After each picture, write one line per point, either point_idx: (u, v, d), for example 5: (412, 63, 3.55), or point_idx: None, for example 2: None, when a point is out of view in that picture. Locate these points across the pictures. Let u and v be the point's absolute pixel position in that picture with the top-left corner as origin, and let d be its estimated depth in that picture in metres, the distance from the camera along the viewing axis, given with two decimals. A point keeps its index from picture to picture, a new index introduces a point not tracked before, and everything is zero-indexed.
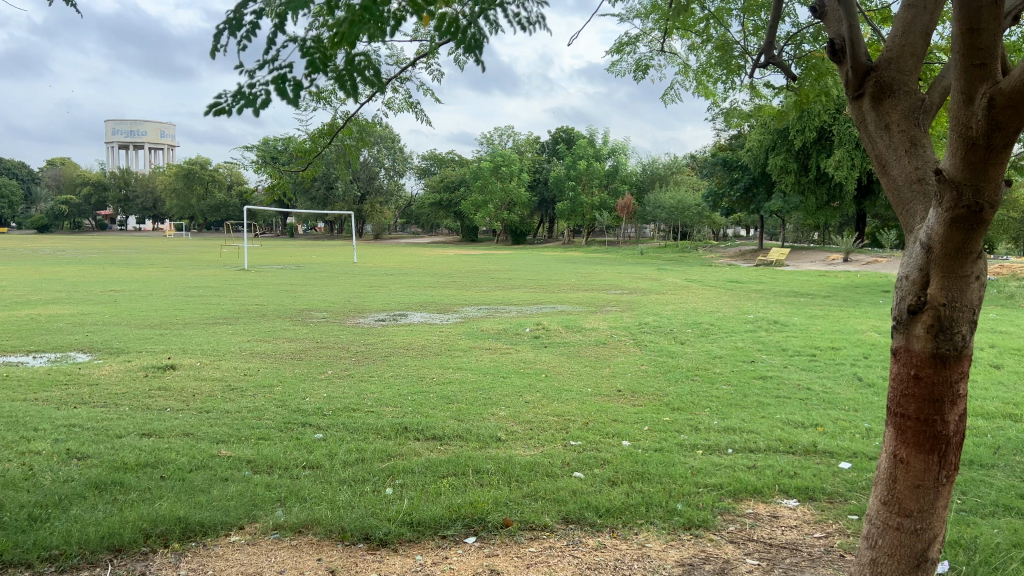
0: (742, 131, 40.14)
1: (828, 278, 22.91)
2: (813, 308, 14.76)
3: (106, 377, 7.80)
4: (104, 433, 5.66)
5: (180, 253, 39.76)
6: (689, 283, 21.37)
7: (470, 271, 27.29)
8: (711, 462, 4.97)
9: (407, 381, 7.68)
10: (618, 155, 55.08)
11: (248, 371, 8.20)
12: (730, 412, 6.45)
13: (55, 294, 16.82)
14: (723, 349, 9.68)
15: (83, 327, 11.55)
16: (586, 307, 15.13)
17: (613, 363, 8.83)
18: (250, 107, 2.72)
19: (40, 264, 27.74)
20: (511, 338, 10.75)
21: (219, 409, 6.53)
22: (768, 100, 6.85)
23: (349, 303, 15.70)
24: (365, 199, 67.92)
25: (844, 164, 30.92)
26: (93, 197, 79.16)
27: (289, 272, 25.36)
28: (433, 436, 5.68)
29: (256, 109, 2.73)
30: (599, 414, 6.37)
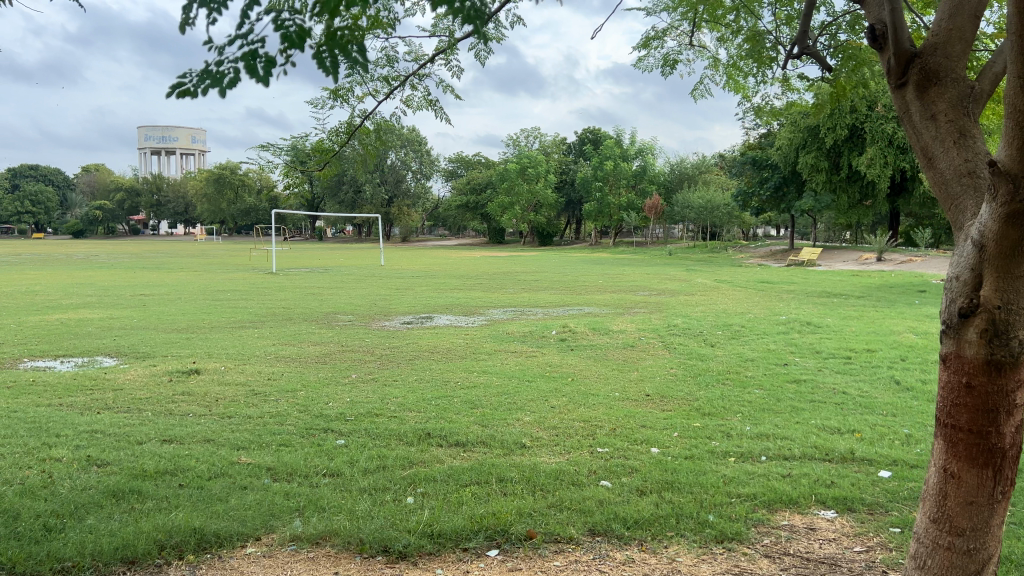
0: (771, 130, 39.61)
1: (862, 278, 22.44)
2: (846, 308, 14.43)
3: (131, 382, 7.78)
4: (125, 439, 5.61)
5: (211, 257, 40.14)
6: (719, 284, 21.07)
7: (497, 273, 27.19)
8: (743, 471, 4.79)
9: (431, 385, 7.57)
10: (646, 155, 54.62)
11: (272, 376, 8.15)
12: (762, 417, 6.25)
13: (86, 299, 17.00)
14: (755, 352, 9.45)
15: (111, 332, 11.60)
16: (613, 309, 14.92)
17: (641, 366, 8.65)
18: (216, 86, 2.73)
19: (73, 269, 28.12)
20: (537, 341, 10.62)
21: (241, 415, 6.46)
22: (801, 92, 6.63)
23: (375, 306, 15.65)
24: (393, 202, 68.09)
25: (877, 162, 30.37)
26: (126, 203, 80.40)
27: (316, 275, 25.46)
28: (457, 442, 5.55)
29: (222, 87, 2.74)
30: (626, 420, 6.20)
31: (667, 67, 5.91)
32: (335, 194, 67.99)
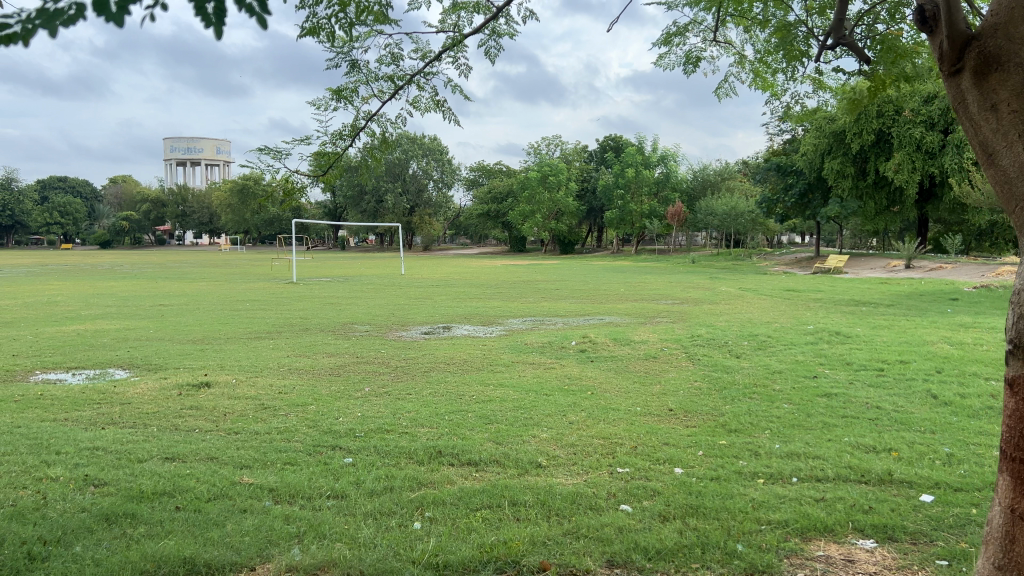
0: (796, 135, 39.09)
1: (891, 286, 21.91)
2: (877, 318, 13.99)
3: (139, 396, 7.61)
4: (126, 457, 5.42)
5: (234, 266, 40.27)
6: (744, 293, 20.66)
7: (518, 282, 26.98)
8: (774, 494, 4.47)
9: (445, 399, 7.32)
10: (668, 162, 54.09)
11: (283, 389, 7.93)
12: (792, 434, 5.93)
13: (106, 309, 16.97)
14: (783, 363, 9.09)
15: (127, 343, 11.47)
16: (636, 318, 14.59)
17: (663, 379, 8.33)
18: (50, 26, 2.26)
19: (98, 280, 28.29)
20: (557, 352, 10.33)
21: (248, 430, 6.24)
22: (832, 92, 6.37)
23: (393, 316, 15.46)
24: (415, 212, 68.06)
25: (905, 167, 30.05)
26: (152, 214, 81.24)
27: (337, 285, 25.38)
28: (469, 460, 5.30)
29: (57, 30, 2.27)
30: (648, 437, 5.90)
31: (690, 64, 5.66)
32: (357, 203, 68.23)
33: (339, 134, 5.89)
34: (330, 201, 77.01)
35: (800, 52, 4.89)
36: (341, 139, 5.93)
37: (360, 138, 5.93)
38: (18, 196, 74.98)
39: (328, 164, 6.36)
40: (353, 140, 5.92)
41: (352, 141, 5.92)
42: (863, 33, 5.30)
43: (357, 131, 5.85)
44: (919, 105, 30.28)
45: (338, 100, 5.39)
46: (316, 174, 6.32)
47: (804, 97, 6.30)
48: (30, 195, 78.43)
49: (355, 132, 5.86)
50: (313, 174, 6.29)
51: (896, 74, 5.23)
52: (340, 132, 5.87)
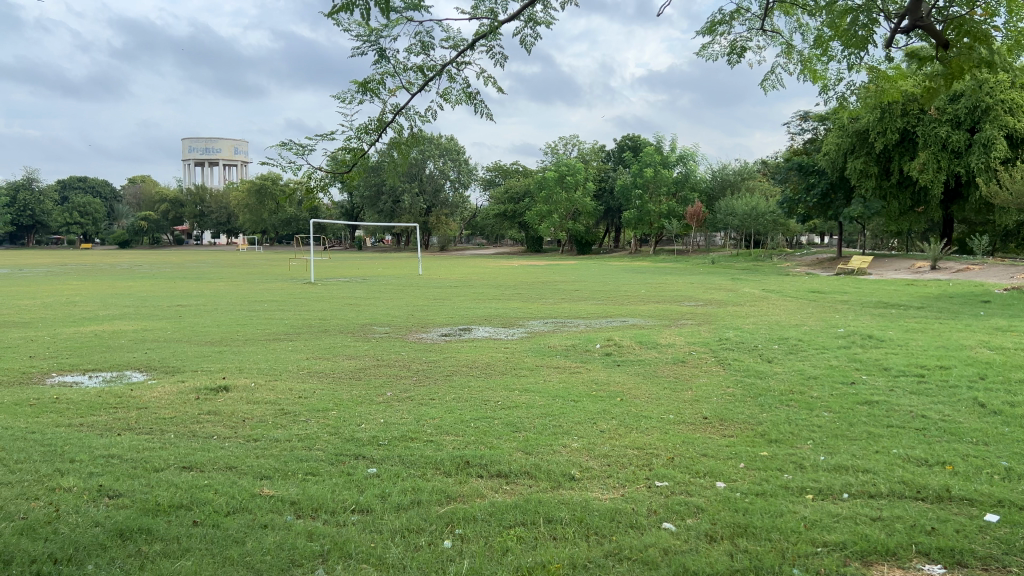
0: (818, 134, 38.56)
1: (917, 288, 21.45)
2: (908, 320, 13.61)
3: (156, 401, 7.42)
4: (142, 466, 5.22)
5: (251, 266, 40.30)
6: (768, 294, 20.28)
7: (536, 282, 26.75)
8: (827, 512, 4.20)
9: (470, 404, 7.07)
10: (687, 162, 53.71)
11: (303, 393, 7.72)
12: (836, 445, 5.64)
13: (124, 309, 16.91)
14: (817, 368, 8.79)
15: (145, 345, 11.35)
16: (659, 321, 14.29)
17: (694, 385, 8.04)
18: None
19: (117, 279, 28.39)
20: (581, 355, 10.06)
21: (267, 438, 6.03)
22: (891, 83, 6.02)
23: (412, 317, 15.24)
24: (431, 212, 67.94)
25: (930, 166, 29.50)
26: (170, 214, 81.76)
27: (353, 285, 25.23)
28: (499, 472, 5.05)
29: None
30: (684, 448, 5.63)
31: (734, 54, 5.35)
32: (374, 203, 68.31)
33: (364, 129, 5.64)
34: (347, 201, 77.15)
35: (862, 38, 4.56)
36: (366, 134, 5.67)
37: (385, 134, 5.70)
38: (40, 197, 75.61)
39: (353, 163, 6.15)
40: (378, 136, 5.69)
41: (377, 138, 5.68)
42: (941, 16, 4.79)
43: (383, 126, 5.62)
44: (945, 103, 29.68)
45: (364, 93, 5.20)
46: (338, 172, 6.09)
47: (857, 89, 5.96)
48: (50, 195, 79.08)
49: (381, 127, 5.62)
50: (337, 171, 6.07)
51: (975, 60, 4.75)
52: (365, 126, 5.62)
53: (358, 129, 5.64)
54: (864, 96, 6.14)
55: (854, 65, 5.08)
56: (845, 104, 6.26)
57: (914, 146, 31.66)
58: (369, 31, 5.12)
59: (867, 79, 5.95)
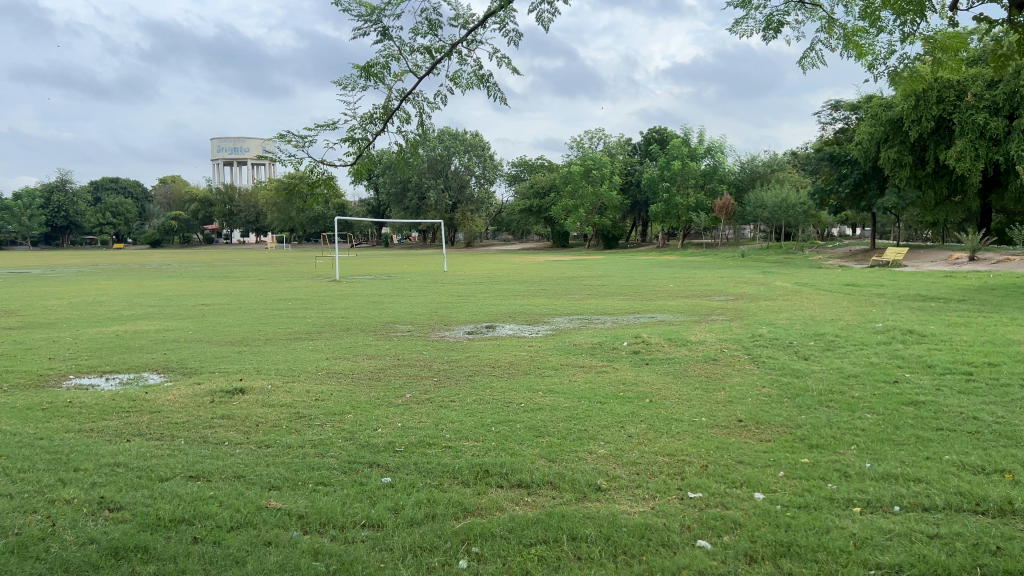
0: (850, 124, 37.67)
1: (957, 280, 20.74)
2: (950, 314, 13.04)
3: (169, 404, 7.22)
4: (148, 475, 4.99)
5: (278, 264, 40.45)
6: (800, 288, 19.75)
7: (563, 278, 26.37)
8: (877, 528, 3.86)
9: (492, 407, 6.76)
10: (715, 154, 52.93)
11: (319, 396, 7.47)
12: (883, 451, 5.25)
13: (148, 309, 16.84)
14: (857, 367, 8.35)
15: (164, 345, 11.19)
16: (689, 317, 13.86)
17: (727, 385, 7.66)
18: None
19: (144, 279, 28.53)
20: (608, 354, 9.71)
21: (279, 444, 5.77)
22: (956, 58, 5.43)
23: (435, 315, 14.98)
24: (457, 208, 67.68)
25: (967, 155, 28.52)
26: (200, 213, 82.43)
27: (378, 283, 25.11)
28: (520, 482, 4.75)
29: None
30: (719, 454, 5.29)
31: (771, 29, 4.96)
32: (400, 200, 68.23)
33: (368, 118, 5.35)
34: (373, 197, 77.33)
35: (918, 6, 4.15)
36: (370, 124, 5.40)
37: (393, 123, 5.41)
38: (73, 197, 76.65)
39: (364, 157, 5.83)
40: (385, 126, 5.40)
41: (383, 127, 5.39)
42: None
43: (390, 114, 5.32)
44: (982, 89, 28.68)
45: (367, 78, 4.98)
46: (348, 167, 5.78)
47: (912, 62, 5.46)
48: (83, 195, 80.09)
49: (386, 115, 5.32)
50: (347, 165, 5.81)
51: None
52: (370, 115, 5.33)
53: (363, 116, 5.36)
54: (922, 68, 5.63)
55: (908, 36, 4.63)
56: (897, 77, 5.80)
57: (950, 134, 30.64)
58: (370, 9, 4.82)
59: (921, 51, 5.41)
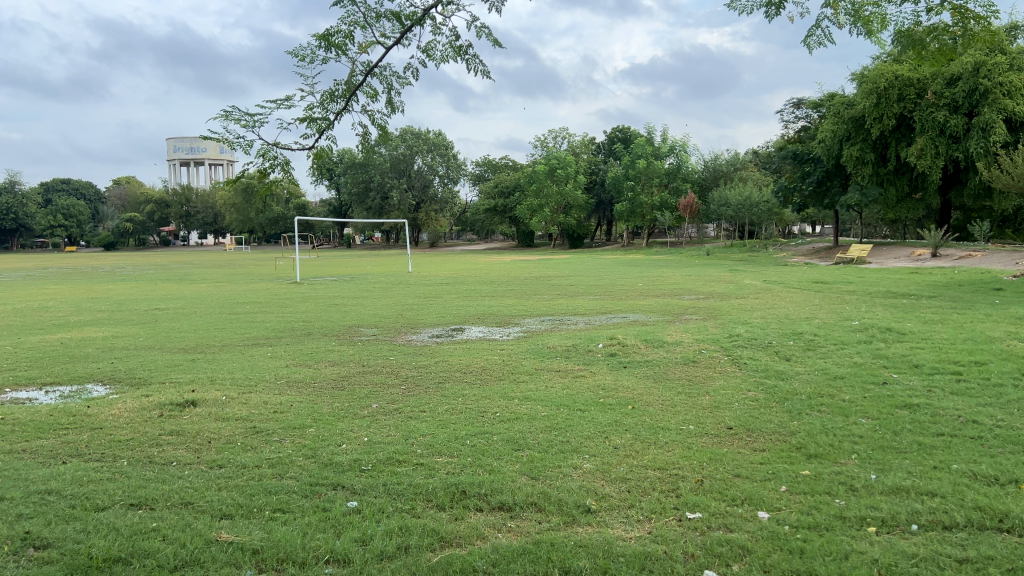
0: (812, 122, 37.91)
1: (922, 276, 20.81)
2: (923, 311, 12.92)
3: (113, 419, 6.63)
4: (81, 504, 4.45)
5: (237, 267, 39.45)
6: (769, 285, 19.60)
7: (530, 278, 25.98)
8: (899, 552, 3.49)
9: (466, 418, 6.31)
10: (679, 152, 53.01)
11: (278, 408, 6.93)
12: (886, 460, 4.91)
13: (97, 315, 16.02)
14: (843, 367, 8.07)
15: (113, 354, 10.50)
16: (662, 316, 13.55)
17: (710, 389, 7.29)
18: None
19: (96, 283, 27.51)
20: (584, 357, 9.31)
21: (233, 463, 5.25)
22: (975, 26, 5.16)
23: (401, 317, 14.47)
24: (420, 208, 66.93)
25: (927, 152, 28.78)
26: (156, 215, 80.48)
27: (342, 284, 24.50)
28: (501, 504, 4.30)
29: None
30: (714, 467, 4.90)
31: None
32: (362, 200, 67.25)
33: (331, 95, 5.17)
34: (336, 197, 76.25)
35: None
36: (330, 103, 5.18)
37: (356, 99, 5.24)
38: (23, 199, 74.24)
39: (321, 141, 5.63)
40: (348, 103, 5.20)
41: (346, 104, 5.19)
42: None
43: (352, 89, 5.16)
44: (942, 87, 28.88)
45: (328, 47, 4.87)
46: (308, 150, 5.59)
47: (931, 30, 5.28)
48: (34, 198, 77.66)
49: (348, 92, 5.13)
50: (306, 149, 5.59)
51: None
52: (331, 92, 5.16)
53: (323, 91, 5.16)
54: (958, 41, 5.49)
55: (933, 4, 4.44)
56: (913, 47, 5.71)
57: (910, 131, 30.85)
58: None
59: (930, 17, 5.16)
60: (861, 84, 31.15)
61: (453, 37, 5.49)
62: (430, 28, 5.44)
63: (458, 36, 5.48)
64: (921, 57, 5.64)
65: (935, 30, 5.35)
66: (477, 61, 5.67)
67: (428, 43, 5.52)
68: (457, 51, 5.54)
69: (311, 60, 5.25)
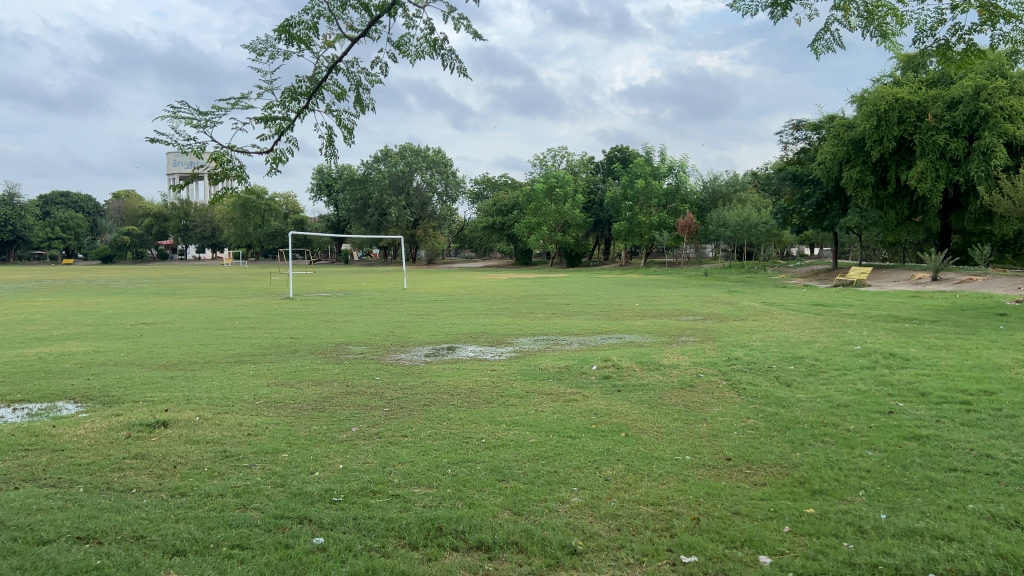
0: (812, 144, 37.80)
1: (924, 300, 20.52)
2: (927, 336, 12.59)
3: (78, 440, 6.27)
4: (22, 538, 4.08)
5: (231, 281, 39.16)
6: (769, 307, 19.31)
7: (527, 296, 25.63)
8: None
9: (449, 444, 5.97)
10: (677, 172, 52.85)
11: (253, 430, 6.58)
12: (897, 498, 4.57)
13: (82, 329, 15.64)
14: (846, 395, 7.70)
15: (90, 370, 10.13)
16: (659, 337, 13.21)
17: (708, 417, 6.92)
18: None
19: (87, 295, 27.11)
20: (576, 379, 8.97)
21: (195, 492, 4.90)
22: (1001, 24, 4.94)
23: (392, 335, 14.10)
24: (418, 225, 66.64)
25: (928, 175, 28.51)
26: (153, 228, 80.34)
27: (335, 300, 24.19)
28: (479, 543, 3.96)
29: None
30: (711, 502, 4.56)
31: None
32: (361, 216, 67.17)
33: (293, 93, 5.33)
34: (334, 213, 76.07)
35: None
36: (292, 101, 5.35)
37: (319, 96, 5.40)
38: (21, 211, 74.07)
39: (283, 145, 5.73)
40: (309, 100, 5.38)
41: (307, 101, 5.38)
42: None
43: (316, 84, 5.32)
44: (942, 110, 28.70)
45: (289, 41, 5.04)
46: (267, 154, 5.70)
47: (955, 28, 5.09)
48: (32, 209, 77.47)
49: (311, 89, 5.33)
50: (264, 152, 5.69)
51: None
52: (294, 89, 5.32)
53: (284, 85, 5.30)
54: (985, 42, 5.35)
55: None
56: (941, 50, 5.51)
57: (910, 154, 30.62)
58: None
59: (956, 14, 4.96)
60: (861, 106, 31.02)
61: (428, 31, 5.51)
62: (403, 24, 5.49)
63: (433, 31, 5.48)
64: (944, 57, 5.50)
65: (961, 29, 5.23)
66: (454, 56, 5.65)
67: (402, 38, 5.56)
68: (433, 46, 5.55)
69: (270, 55, 5.33)
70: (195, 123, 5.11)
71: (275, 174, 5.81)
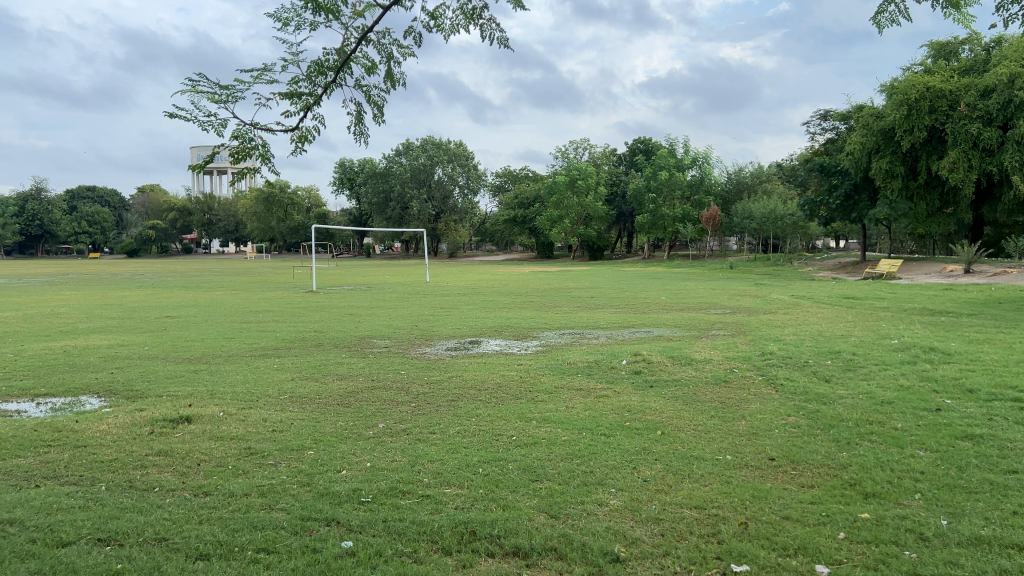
0: (839, 133, 37.17)
1: (957, 292, 20.04)
2: (966, 329, 12.21)
3: (101, 436, 6.14)
4: (43, 539, 3.94)
5: (253, 275, 39.20)
6: (798, 300, 18.96)
7: (551, 289, 25.37)
8: None
9: (479, 441, 5.77)
10: (701, 164, 52.22)
11: (278, 427, 6.42)
12: (956, 502, 4.31)
13: (106, 322, 15.64)
14: (889, 391, 7.41)
15: (114, 364, 10.07)
16: (688, 331, 12.94)
17: (747, 414, 6.66)
18: None
19: (112, 290, 27.25)
20: (607, 374, 8.73)
21: (219, 491, 4.73)
22: None
23: (416, 329, 13.94)
24: (440, 218, 66.46)
25: (960, 165, 27.81)
26: (177, 222, 80.91)
27: (358, 294, 24.08)
28: (516, 549, 3.75)
29: None
30: (758, 506, 4.32)
31: None
32: (383, 209, 67.13)
33: (319, 66, 5.16)
34: (356, 207, 76.22)
35: None
36: (319, 75, 5.19)
37: (348, 69, 5.22)
38: (48, 206, 74.98)
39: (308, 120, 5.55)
40: (337, 74, 5.22)
41: (334, 75, 5.20)
42: None
43: (344, 56, 5.15)
44: (976, 98, 28.00)
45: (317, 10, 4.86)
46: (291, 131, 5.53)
47: None
48: (59, 204, 78.38)
49: (339, 62, 5.15)
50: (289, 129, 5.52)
51: None
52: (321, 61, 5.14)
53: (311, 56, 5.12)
54: None
55: None
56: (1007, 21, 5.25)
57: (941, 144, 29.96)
58: None
59: None
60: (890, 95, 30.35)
61: (464, 1, 5.30)
62: None
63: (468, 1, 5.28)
64: None
65: None
66: (490, 27, 5.45)
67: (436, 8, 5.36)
68: (469, 16, 5.35)
69: (296, 25, 5.15)
70: (217, 98, 4.94)
71: (300, 153, 5.65)
